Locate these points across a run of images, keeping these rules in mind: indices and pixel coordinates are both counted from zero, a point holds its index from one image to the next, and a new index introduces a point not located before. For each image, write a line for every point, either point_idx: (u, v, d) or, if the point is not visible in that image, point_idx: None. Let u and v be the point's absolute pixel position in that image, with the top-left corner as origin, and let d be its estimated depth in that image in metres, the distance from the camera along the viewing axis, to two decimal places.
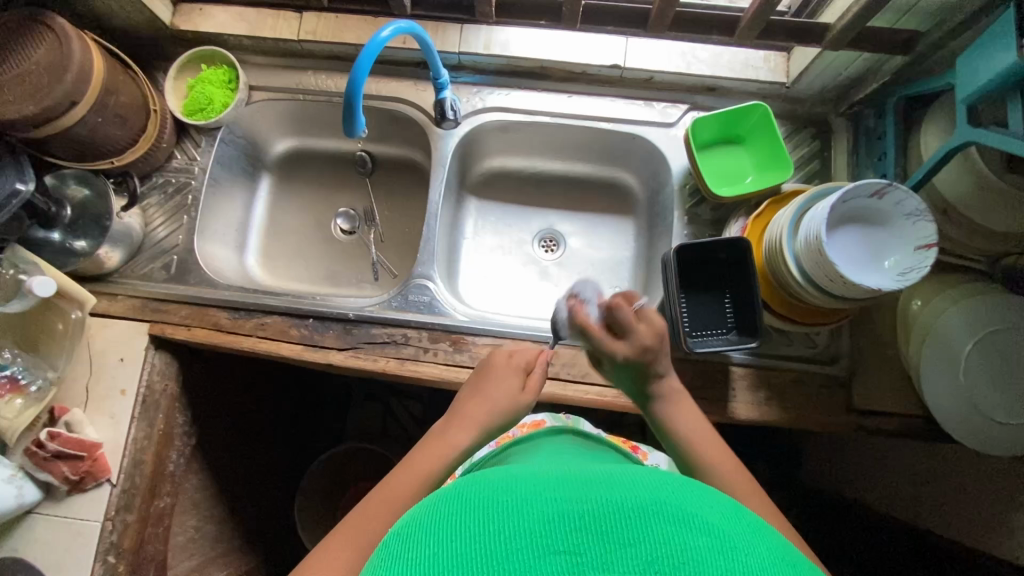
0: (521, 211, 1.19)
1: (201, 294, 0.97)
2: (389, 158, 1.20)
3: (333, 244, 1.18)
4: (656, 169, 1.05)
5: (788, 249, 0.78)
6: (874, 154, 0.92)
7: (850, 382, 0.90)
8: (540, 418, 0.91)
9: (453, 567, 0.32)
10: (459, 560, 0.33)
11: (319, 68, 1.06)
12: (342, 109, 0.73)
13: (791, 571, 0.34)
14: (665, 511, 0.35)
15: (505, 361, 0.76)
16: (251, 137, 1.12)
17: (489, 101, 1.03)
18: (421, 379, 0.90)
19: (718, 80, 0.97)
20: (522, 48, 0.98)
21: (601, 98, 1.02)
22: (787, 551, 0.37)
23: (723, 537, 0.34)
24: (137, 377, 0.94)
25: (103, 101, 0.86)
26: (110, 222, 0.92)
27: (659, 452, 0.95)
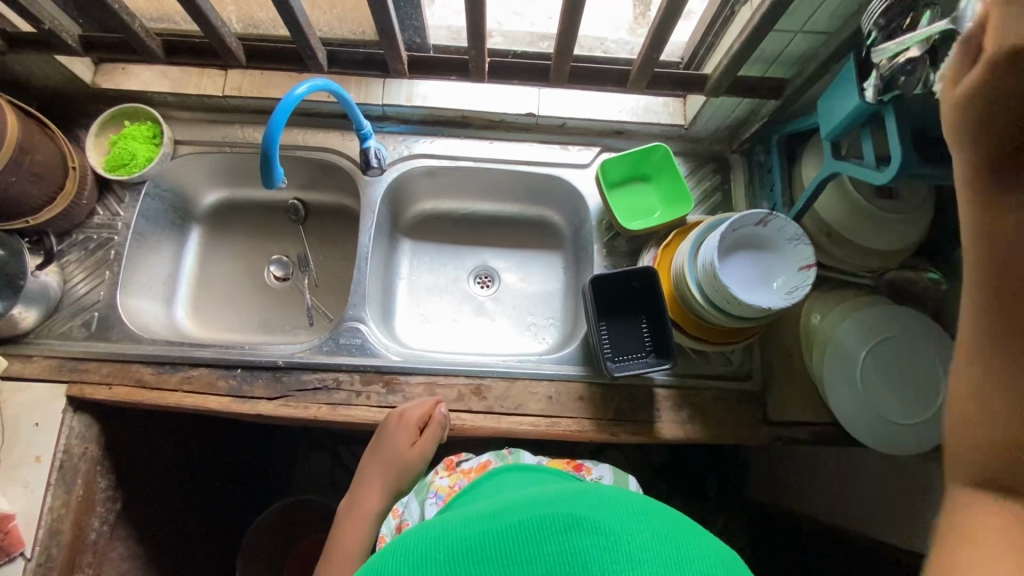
0: (454, 250, 1.23)
1: (124, 350, 0.94)
2: (323, 205, 1.22)
3: (267, 292, 1.18)
4: (577, 206, 1.12)
5: (690, 274, 0.84)
6: (766, 186, 1.02)
7: (764, 395, 0.97)
8: (485, 458, 0.87)
9: None
10: None
11: (246, 122, 1.09)
12: (260, 161, 0.75)
13: (675, 545, 0.40)
14: (560, 522, 0.42)
15: (399, 422, 0.88)
16: (179, 190, 1.12)
17: (415, 149, 1.08)
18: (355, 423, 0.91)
19: (624, 124, 1.06)
20: (441, 100, 1.05)
21: (520, 143, 1.09)
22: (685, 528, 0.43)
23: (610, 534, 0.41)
24: (54, 443, 0.91)
25: (17, 161, 0.86)
26: (25, 282, 0.90)
27: (603, 466, 0.96)
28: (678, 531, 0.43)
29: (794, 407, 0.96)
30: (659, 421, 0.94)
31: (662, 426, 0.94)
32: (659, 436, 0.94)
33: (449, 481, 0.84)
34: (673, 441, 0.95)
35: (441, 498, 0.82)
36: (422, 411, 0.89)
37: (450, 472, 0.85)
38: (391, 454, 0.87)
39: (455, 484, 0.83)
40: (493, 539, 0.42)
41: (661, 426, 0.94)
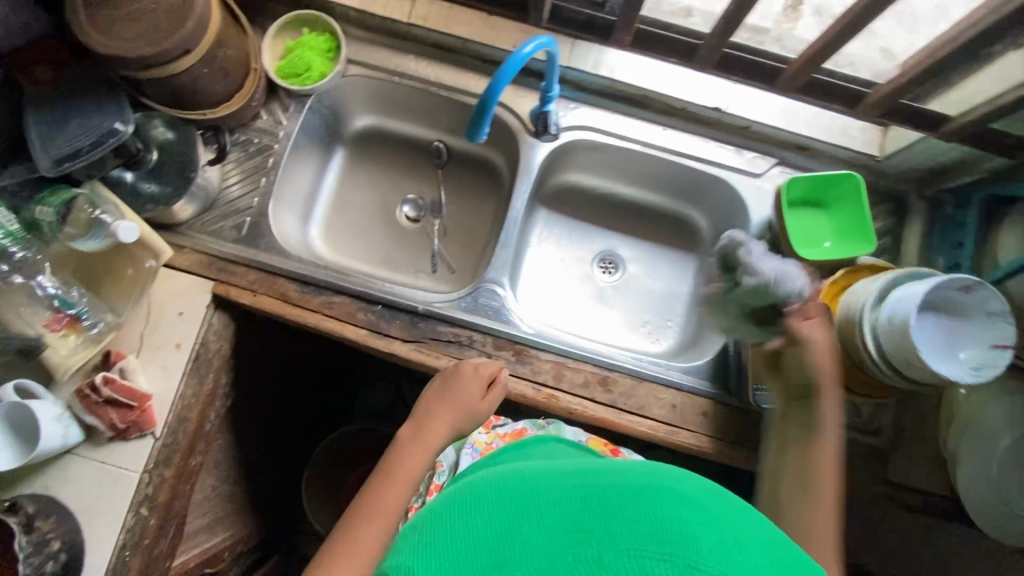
0: (585, 228, 1.20)
1: (272, 261, 0.96)
2: (464, 153, 1.19)
3: (395, 229, 1.17)
4: (731, 215, 1.07)
5: (866, 320, 0.82)
6: (949, 242, 0.95)
7: (889, 455, 0.95)
8: (521, 425, 0.93)
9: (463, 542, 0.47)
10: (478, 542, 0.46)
11: (421, 54, 1.04)
12: (472, 113, 0.73)
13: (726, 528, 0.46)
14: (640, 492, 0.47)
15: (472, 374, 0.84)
16: (335, 109, 1.10)
17: (585, 119, 1.03)
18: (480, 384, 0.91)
19: (811, 141, 0.99)
20: (627, 75, 1.00)
21: (694, 137, 1.03)
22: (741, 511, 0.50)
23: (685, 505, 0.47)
24: (194, 333, 0.93)
25: (213, 52, 0.84)
26: (195, 174, 0.91)
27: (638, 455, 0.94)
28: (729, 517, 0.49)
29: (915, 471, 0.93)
30: None
31: None
32: None
33: (485, 437, 0.92)
34: (785, 477, 0.93)
35: (475, 452, 0.90)
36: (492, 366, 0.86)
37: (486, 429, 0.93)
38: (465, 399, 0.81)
39: (492, 441, 0.90)
40: (579, 506, 0.46)
41: None
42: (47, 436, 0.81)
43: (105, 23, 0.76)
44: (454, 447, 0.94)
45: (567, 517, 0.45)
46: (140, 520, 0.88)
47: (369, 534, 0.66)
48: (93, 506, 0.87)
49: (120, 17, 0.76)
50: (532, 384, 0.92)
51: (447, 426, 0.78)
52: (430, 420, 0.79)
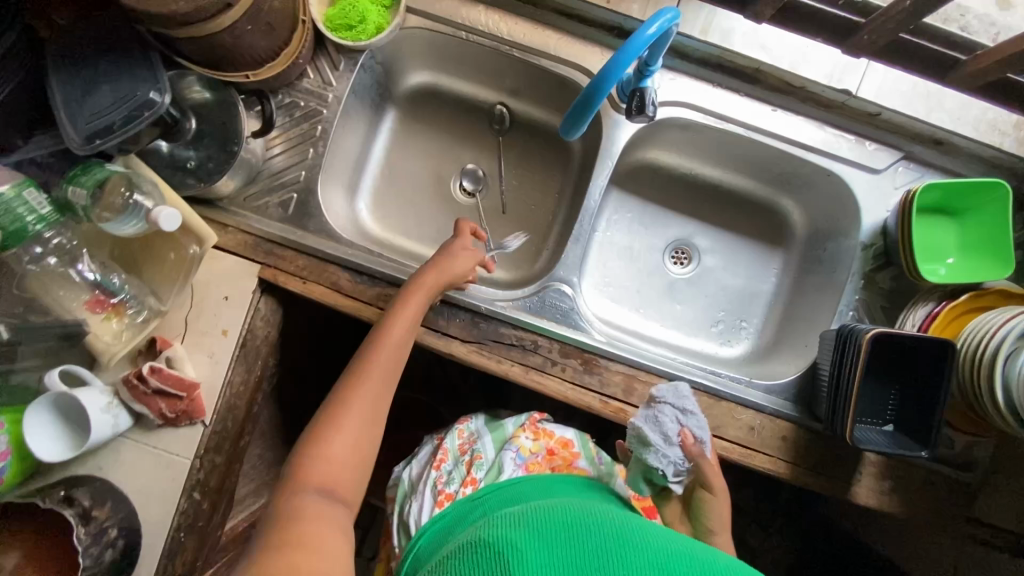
0: (659, 212, 1.07)
1: (321, 245, 0.87)
2: (531, 120, 1.05)
3: (449, 203, 1.07)
4: (836, 213, 0.94)
5: (1002, 368, 0.70)
6: None
7: (979, 492, 0.87)
8: (568, 437, 0.90)
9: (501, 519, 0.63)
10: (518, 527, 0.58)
11: (492, 5, 0.89)
12: (570, 108, 0.62)
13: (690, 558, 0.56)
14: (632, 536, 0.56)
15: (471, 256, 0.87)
16: (389, 65, 0.97)
17: (681, 94, 0.88)
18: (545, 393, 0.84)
19: (952, 136, 0.84)
20: (744, 44, 0.83)
21: (807, 121, 0.88)
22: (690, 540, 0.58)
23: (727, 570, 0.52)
24: (241, 319, 0.87)
25: (257, 6, 0.70)
26: (238, 147, 0.80)
27: None
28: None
29: (1004, 510, 0.86)
30: (857, 485, 0.86)
31: (857, 490, 0.86)
32: (851, 499, 0.86)
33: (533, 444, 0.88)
34: (861, 506, 0.88)
35: (520, 455, 0.86)
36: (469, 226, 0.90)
37: (535, 435, 0.88)
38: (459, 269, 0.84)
39: (539, 451, 0.87)
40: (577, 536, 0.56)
41: (857, 491, 0.86)
42: (97, 427, 0.78)
43: None
44: (493, 440, 0.89)
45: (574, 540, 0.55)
46: (193, 504, 0.87)
47: (359, 407, 0.69)
48: (147, 489, 0.86)
49: None
50: (600, 396, 0.85)
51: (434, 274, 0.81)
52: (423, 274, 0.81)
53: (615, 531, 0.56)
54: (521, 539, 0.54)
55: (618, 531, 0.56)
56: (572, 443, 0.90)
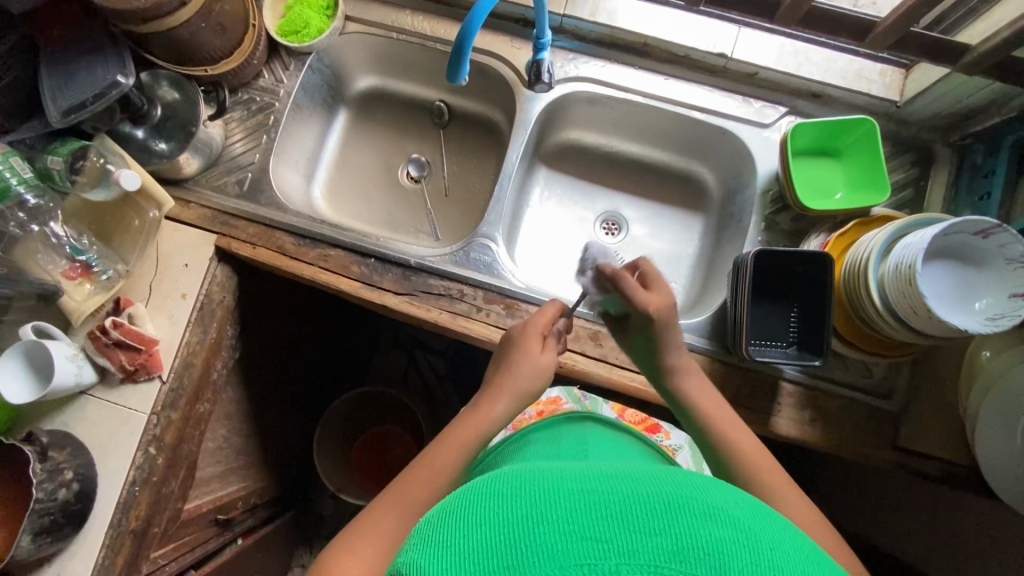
0: (588, 188, 1.17)
1: (271, 215, 0.98)
2: (466, 112, 1.18)
3: (396, 189, 1.19)
4: (739, 169, 1.02)
5: (873, 271, 0.76)
6: (976, 192, 0.87)
7: (901, 419, 0.88)
8: (556, 395, 0.94)
9: (473, 549, 0.33)
10: (481, 547, 0.33)
11: (418, 9, 1.04)
12: (450, 55, 0.72)
13: (763, 528, 0.36)
14: (689, 505, 0.35)
15: (536, 342, 0.78)
16: (337, 69, 1.11)
17: (583, 70, 1.00)
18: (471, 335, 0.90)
19: (825, 87, 0.93)
20: (628, 21, 0.96)
21: (698, 87, 0.99)
22: (795, 537, 0.38)
23: (745, 533, 0.35)
24: (198, 284, 0.96)
25: (209, 7, 0.86)
26: (196, 129, 0.94)
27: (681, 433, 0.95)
28: (779, 529, 0.38)
29: (928, 436, 0.87)
30: (777, 416, 0.89)
31: (778, 421, 0.89)
32: (773, 431, 0.88)
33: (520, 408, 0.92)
34: (785, 439, 0.89)
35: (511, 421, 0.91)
36: (547, 316, 0.82)
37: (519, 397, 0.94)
38: (524, 359, 0.76)
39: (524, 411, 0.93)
40: (574, 496, 0.35)
41: (778, 422, 0.88)
42: (62, 372, 0.86)
43: None
44: None
45: (566, 508, 0.34)
46: (148, 458, 0.93)
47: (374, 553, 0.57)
48: (106, 443, 0.92)
49: None
50: None
51: (508, 403, 0.73)
52: (485, 410, 0.72)
53: (601, 545, 0.33)
54: (447, 545, 0.34)
55: (601, 515, 0.34)
56: (559, 398, 0.94)
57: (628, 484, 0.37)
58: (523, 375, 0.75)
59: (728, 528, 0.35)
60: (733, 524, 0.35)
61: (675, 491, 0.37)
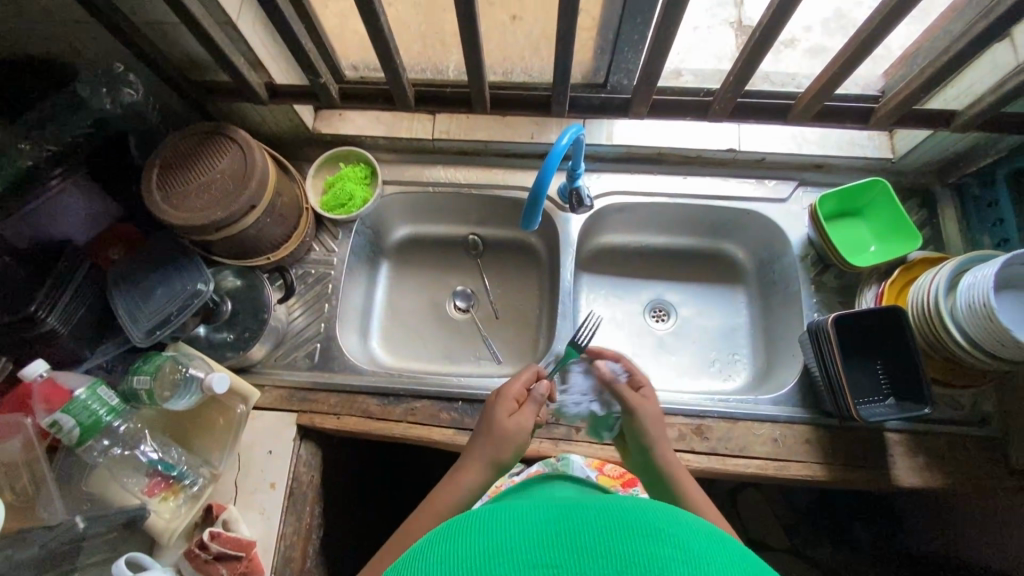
0: (630, 282, 1.21)
1: (350, 381, 0.98)
2: (500, 239, 1.24)
3: (448, 323, 1.21)
4: (769, 241, 1.10)
5: (946, 314, 0.82)
6: (988, 221, 0.97)
7: (1006, 443, 0.91)
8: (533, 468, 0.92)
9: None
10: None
11: (448, 162, 1.14)
12: (525, 205, 0.79)
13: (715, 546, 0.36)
14: (637, 525, 0.36)
15: (502, 407, 0.74)
16: (376, 226, 1.17)
17: (610, 186, 1.10)
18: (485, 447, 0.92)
19: (827, 158, 1.04)
20: (640, 138, 1.07)
21: (715, 179, 1.09)
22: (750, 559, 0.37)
23: (692, 552, 0.35)
24: (286, 469, 0.93)
25: (272, 203, 0.91)
26: (267, 315, 0.96)
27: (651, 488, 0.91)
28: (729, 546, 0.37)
29: None
30: (894, 467, 0.90)
31: (897, 472, 0.90)
32: (895, 484, 0.89)
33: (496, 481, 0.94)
34: (908, 489, 0.90)
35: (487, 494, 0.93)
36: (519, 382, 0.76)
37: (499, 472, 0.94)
38: (489, 431, 0.72)
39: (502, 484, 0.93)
40: (527, 529, 0.36)
41: (897, 473, 0.90)
42: None
43: (182, 202, 0.85)
44: None
45: (526, 543, 0.35)
46: None
47: None
48: None
49: (192, 191, 0.85)
50: None
51: (481, 474, 0.70)
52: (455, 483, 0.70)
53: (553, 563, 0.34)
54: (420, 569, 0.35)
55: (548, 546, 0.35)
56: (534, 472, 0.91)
57: (584, 512, 0.37)
58: (491, 447, 0.71)
59: (674, 545, 0.35)
60: (681, 544, 0.35)
61: (623, 511, 0.37)
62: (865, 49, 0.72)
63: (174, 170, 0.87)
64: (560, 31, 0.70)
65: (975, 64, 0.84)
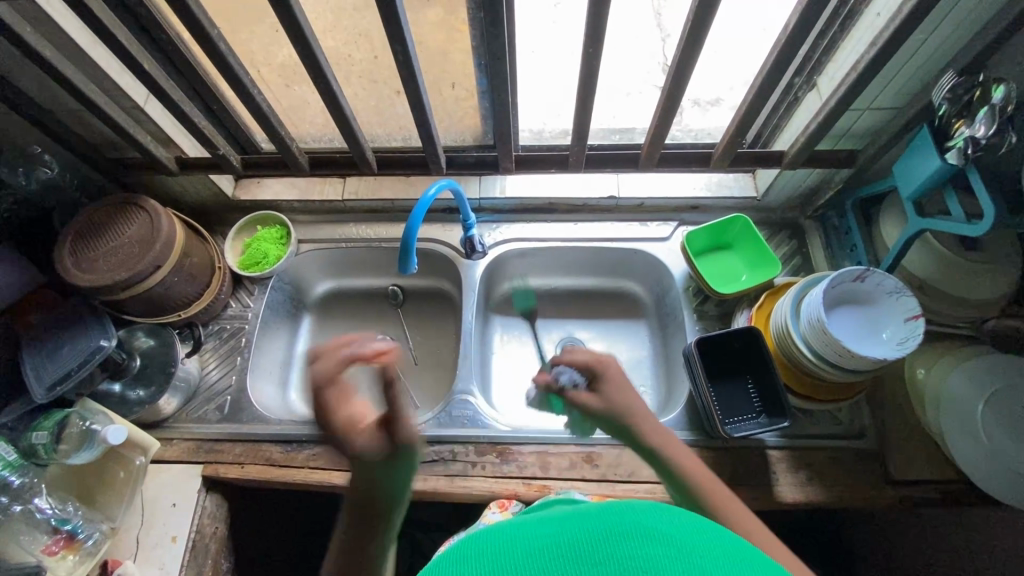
0: (541, 323, 1.26)
1: (256, 430, 1.02)
2: (417, 289, 1.30)
3: (368, 372, 1.24)
4: (659, 276, 1.18)
5: (794, 331, 0.89)
6: (845, 246, 1.06)
7: (883, 454, 0.95)
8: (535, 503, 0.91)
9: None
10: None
11: (361, 221, 1.23)
12: (398, 252, 0.87)
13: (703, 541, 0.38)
14: (634, 528, 0.39)
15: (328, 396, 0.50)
16: (296, 282, 1.24)
17: (508, 233, 1.19)
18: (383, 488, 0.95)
19: (699, 199, 1.15)
20: (529, 191, 1.18)
21: (603, 223, 1.19)
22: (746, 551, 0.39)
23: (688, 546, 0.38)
24: (188, 522, 0.94)
25: (180, 263, 0.99)
26: (175, 368, 1.01)
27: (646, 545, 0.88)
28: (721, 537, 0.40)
29: (915, 463, 0.94)
30: (777, 484, 0.93)
31: (781, 489, 0.93)
32: (779, 500, 0.92)
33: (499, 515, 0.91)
34: (793, 505, 0.92)
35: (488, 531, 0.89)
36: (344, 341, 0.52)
37: (500, 507, 0.91)
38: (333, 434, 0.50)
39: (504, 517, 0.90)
40: (536, 540, 0.40)
41: (780, 489, 0.93)
42: None
43: (89, 265, 0.92)
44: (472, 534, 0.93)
45: (534, 556, 0.38)
46: None
47: None
48: None
49: (100, 255, 0.93)
50: (522, 480, 0.94)
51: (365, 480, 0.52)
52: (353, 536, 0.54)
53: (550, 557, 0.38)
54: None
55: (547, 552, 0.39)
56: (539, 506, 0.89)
57: (584, 517, 0.41)
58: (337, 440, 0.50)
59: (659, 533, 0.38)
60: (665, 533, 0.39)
61: (616, 516, 0.40)
62: (674, 102, 0.84)
63: (85, 237, 0.95)
64: (411, 99, 0.81)
65: (795, 112, 0.96)
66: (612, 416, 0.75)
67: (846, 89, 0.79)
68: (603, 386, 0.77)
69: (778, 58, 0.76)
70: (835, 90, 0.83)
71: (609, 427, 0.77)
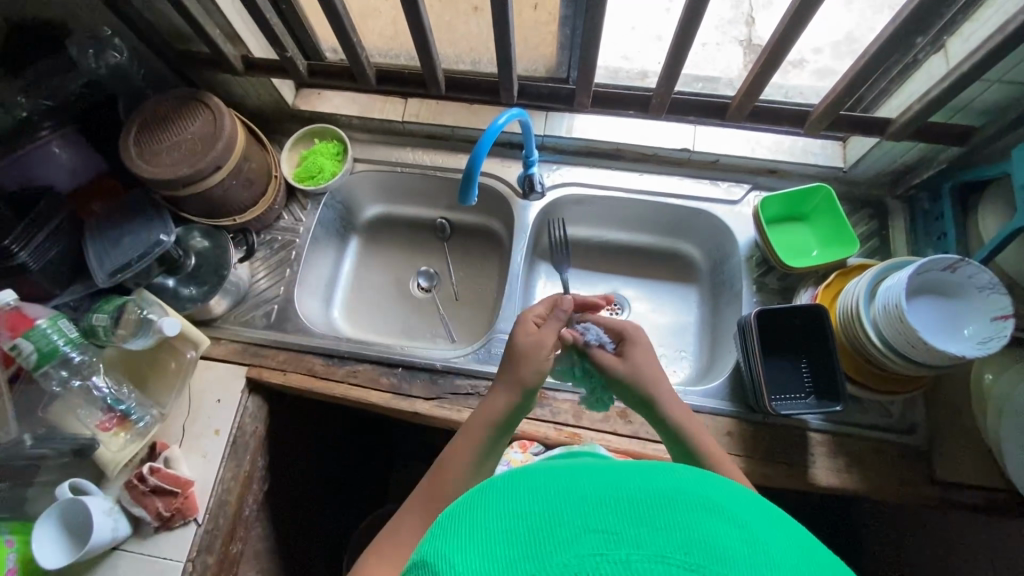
0: (586, 274, 1.22)
1: (300, 341, 1.04)
2: (467, 224, 1.27)
3: (409, 301, 1.24)
4: (720, 241, 1.13)
5: (865, 315, 0.83)
6: (933, 234, 0.98)
7: (930, 452, 0.91)
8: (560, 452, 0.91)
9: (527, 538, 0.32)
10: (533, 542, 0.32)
11: (417, 145, 1.19)
12: (461, 180, 0.83)
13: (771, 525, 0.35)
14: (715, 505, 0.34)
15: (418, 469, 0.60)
16: (347, 202, 1.23)
17: (568, 177, 1.14)
18: (417, 413, 0.97)
19: (779, 163, 1.07)
20: (598, 133, 1.11)
21: (670, 177, 1.12)
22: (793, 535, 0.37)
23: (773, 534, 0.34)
24: (231, 418, 0.98)
25: (239, 167, 0.98)
26: (227, 272, 1.03)
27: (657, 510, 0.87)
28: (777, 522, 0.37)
29: (963, 466, 0.89)
30: (813, 467, 0.91)
31: (816, 472, 0.90)
32: (813, 483, 0.90)
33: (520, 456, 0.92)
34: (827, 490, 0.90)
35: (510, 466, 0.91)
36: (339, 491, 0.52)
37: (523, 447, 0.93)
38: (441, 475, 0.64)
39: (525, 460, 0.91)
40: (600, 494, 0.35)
41: (815, 472, 0.90)
42: (100, 529, 0.82)
43: (152, 158, 0.92)
44: None
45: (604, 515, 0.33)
46: None
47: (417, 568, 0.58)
48: None
49: (162, 148, 0.92)
50: (554, 425, 0.95)
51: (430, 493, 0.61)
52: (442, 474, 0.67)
53: (612, 539, 0.31)
54: (457, 564, 0.32)
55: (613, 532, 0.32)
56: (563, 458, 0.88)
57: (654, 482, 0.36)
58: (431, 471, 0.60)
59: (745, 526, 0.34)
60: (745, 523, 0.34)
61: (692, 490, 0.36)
62: (780, 51, 0.75)
63: (150, 128, 0.95)
64: (495, 16, 0.75)
65: (912, 76, 0.86)
66: (637, 386, 0.74)
67: (986, 53, 0.69)
68: (629, 352, 0.76)
69: (914, 9, 0.67)
70: (969, 55, 0.74)
71: (628, 396, 0.76)
